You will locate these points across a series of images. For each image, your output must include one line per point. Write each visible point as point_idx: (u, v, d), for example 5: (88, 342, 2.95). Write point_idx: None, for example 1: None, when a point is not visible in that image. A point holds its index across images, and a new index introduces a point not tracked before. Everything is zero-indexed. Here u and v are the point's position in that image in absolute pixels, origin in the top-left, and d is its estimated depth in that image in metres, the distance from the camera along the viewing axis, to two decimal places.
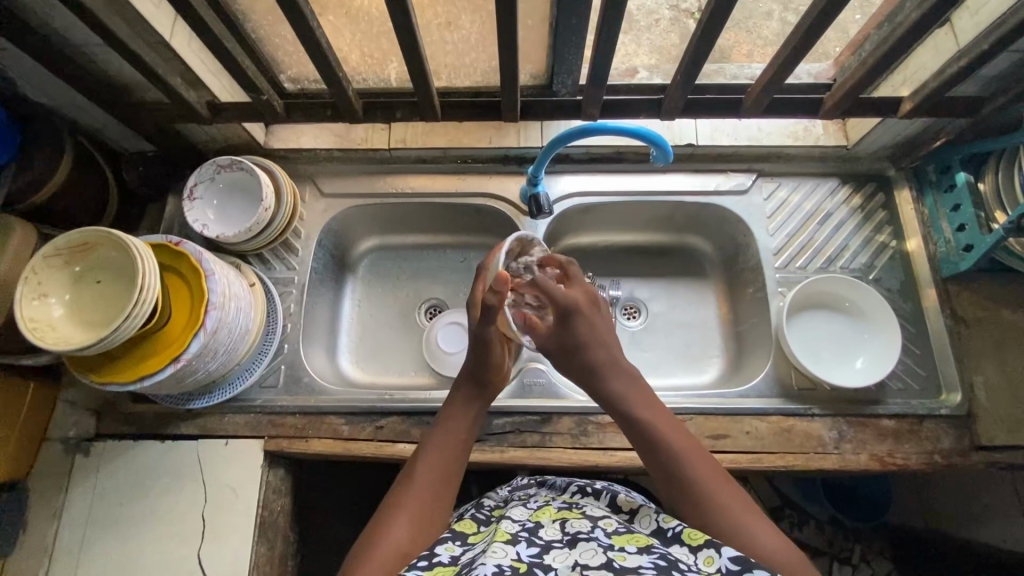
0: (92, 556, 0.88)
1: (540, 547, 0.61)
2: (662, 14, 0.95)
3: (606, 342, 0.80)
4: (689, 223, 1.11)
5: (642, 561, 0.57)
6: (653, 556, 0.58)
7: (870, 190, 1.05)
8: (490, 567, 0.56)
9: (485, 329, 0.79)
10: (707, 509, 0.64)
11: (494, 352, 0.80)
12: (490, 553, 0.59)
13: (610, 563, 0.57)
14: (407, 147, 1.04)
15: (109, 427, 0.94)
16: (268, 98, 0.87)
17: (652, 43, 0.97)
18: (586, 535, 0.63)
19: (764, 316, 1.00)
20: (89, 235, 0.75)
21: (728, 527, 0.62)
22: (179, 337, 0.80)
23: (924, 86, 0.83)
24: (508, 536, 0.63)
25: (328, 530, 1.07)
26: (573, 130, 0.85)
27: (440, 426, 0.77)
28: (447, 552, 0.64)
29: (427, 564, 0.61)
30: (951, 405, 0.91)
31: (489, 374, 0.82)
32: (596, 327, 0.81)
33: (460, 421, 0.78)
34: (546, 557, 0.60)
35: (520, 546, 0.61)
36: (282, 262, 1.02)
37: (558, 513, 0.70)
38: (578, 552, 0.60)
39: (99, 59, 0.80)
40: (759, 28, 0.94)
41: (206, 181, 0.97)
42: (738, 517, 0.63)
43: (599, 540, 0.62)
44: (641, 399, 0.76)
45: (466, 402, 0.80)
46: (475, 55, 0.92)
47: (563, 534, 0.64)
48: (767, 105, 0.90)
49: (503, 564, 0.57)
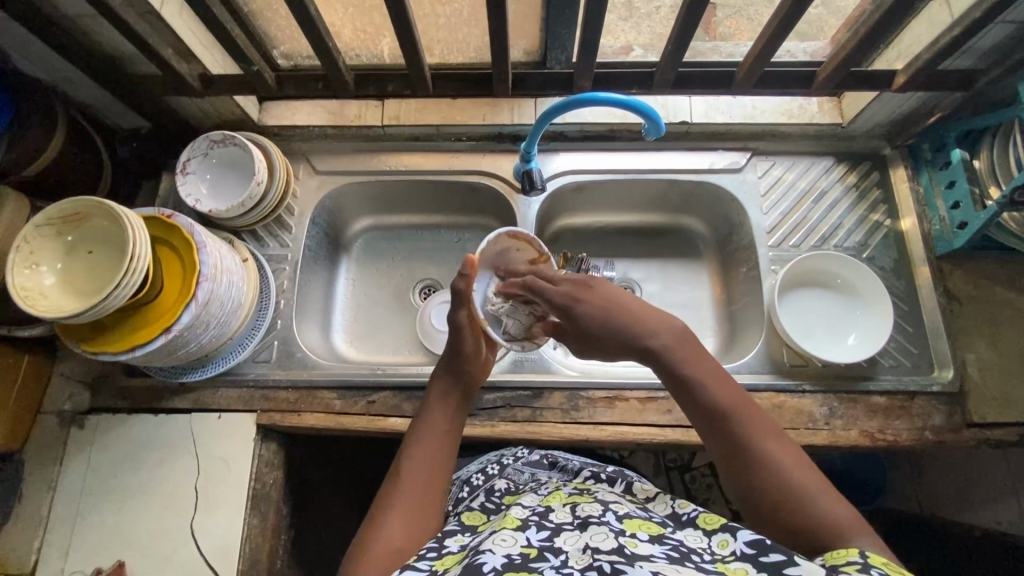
0: (86, 526, 0.89)
1: (550, 531, 0.62)
2: (662, 3, 0.98)
3: (624, 318, 0.70)
4: (683, 202, 1.11)
5: (653, 549, 0.56)
6: (664, 546, 0.57)
7: (865, 168, 1.04)
8: (499, 555, 0.56)
9: (457, 315, 0.80)
10: (772, 486, 0.60)
11: (465, 339, 0.80)
12: (498, 540, 0.60)
13: (621, 549, 0.56)
14: (401, 124, 1.04)
15: (102, 401, 0.95)
16: (259, 71, 0.87)
17: (652, 29, 0.99)
18: (597, 520, 0.62)
19: (756, 295, 1.00)
20: (82, 205, 0.75)
21: (797, 504, 0.58)
22: (171, 308, 0.80)
23: (919, 59, 0.83)
24: (517, 521, 0.63)
25: (322, 507, 1.08)
26: (565, 102, 0.84)
27: (419, 422, 0.76)
28: (456, 542, 0.64)
29: (436, 554, 0.61)
30: (943, 381, 0.91)
31: (464, 364, 0.81)
32: (599, 312, 0.70)
33: (436, 414, 0.77)
34: (557, 541, 0.60)
35: (530, 531, 0.62)
36: (276, 239, 1.03)
37: (569, 497, 0.70)
38: (588, 535, 0.59)
39: (89, 29, 0.80)
40: (759, 15, 0.97)
41: (199, 156, 0.97)
42: (807, 493, 0.59)
43: (610, 525, 0.61)
44: (694, 360, 0.67)
45: (445, 392, 0.79)
46: (468, 30, 0.92)
47: (573, 518, 0.64)
48: (759, 79, 0.90)
49: (513, 553, 0.57)
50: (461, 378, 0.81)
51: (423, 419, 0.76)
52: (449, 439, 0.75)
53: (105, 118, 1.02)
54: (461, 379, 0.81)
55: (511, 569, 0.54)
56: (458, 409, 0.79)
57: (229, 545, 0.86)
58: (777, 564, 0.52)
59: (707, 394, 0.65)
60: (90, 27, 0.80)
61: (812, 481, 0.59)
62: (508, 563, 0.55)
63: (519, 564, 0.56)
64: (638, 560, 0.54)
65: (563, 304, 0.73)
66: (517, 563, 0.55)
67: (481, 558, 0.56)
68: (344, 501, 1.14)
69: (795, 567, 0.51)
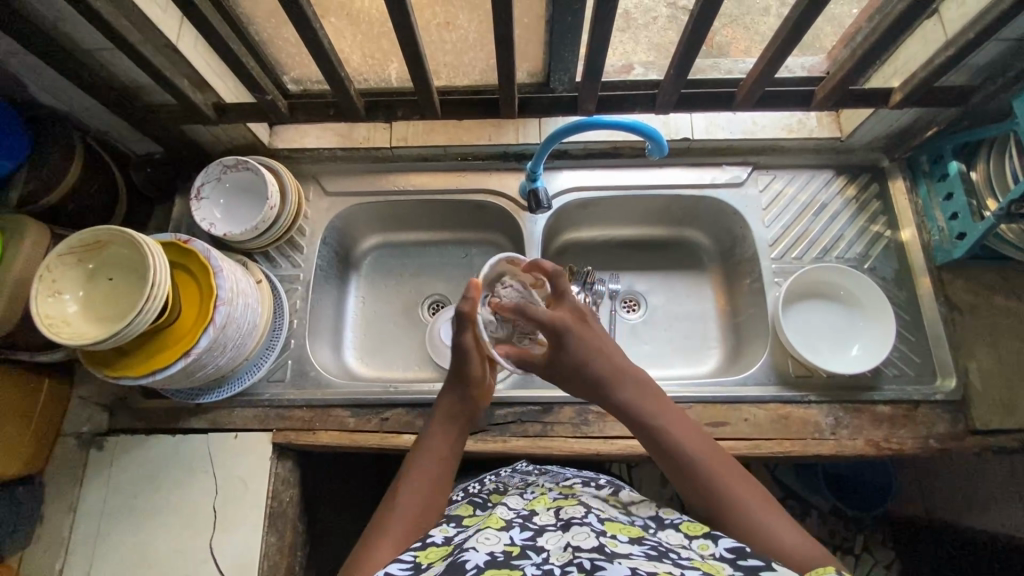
0: (108, 547, 0.90)
1: (533, 532, 0.64)
2: (659, 13, 0.97)
3: (607, 353, 0.80)
4: (686, 216, 1.13)
5: (633, 549, 0.59)
6: (643, 546, 0.60)
7: (865, 181, 1.06)
8: (482, 553, 0.58)
9: (462, 337, 0.82)
10: (739, 516, 0.65)
11: (471, 361, 0.82)
12: (482, 539, 0.61)
13: (601, 547, 0.58)
14: (409, 145, 1.07)
15: (121, 422, 0.96)
16: (272, 98, 0.90)
17: (649, 40, 0.99)
18: (579, 521, 0.64)
19: (760, 307, 1.02)
20: (102, 234, 0.77)
21: (759, 531, 0.63)
22: (189, 332, 0.82)
23: (914, 77, 0.85)
24: (501, 522, 0.66)
25: (336, 523, 1.09)
26: (569, 125, 0.87)
27: (423, 445, 0.78)
28: (441, 535, 0.67)
29: (421, 546, 0.64)
30: (946, 390, 0.92)
31: (470, 389, 0.82)
32: (590, 342, 0.80)
33: (441, 438, 0.78)
34: (539, 541, 0.62)
35: (513, 531, 0.64)
36: (288, 260, 1.05)
37: (554, 501, 0.72)
38: (571, 534, 0.61)
39: (108, 62, 0.83)
40: (756, 24, 0.96)
41: (212, 181, 0.99)
42: (765, 520, 0.64)
43: (592, 525, 0.63)
44: (654, 404, 0.76)
45: (448, 420, 0.81)
46: (474, 54, 0.94)
47: (557, 519, 0.66)
48: (759, 98, 0.92)
49: (496, 551, 0.59)
50: (465, 403, 0.82)
51: (424, 444, 0.78)
52: (446, 465, 0.76)
53: (120, 144, 1.04)
54: (465, 404, 0.82)
55: (492, 566, 0.56)
56: (457, 437, 0.80)
57: (248, 563, 0.88)
58: (755, 566, 0.56)
59: (668, 431, 0.73)
60: (108, 60, 0.82)
61: (770, 511, 0.65)
62: (491, 560, 0.57)
63: (501, 561, 0.57)
64: (618, 557, 0.56)
65: (561, 328, 0.80)
66: (500, 560, 0.57)
67: (464, 557, 0.58)
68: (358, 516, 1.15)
69: (770, 572, 0.54)
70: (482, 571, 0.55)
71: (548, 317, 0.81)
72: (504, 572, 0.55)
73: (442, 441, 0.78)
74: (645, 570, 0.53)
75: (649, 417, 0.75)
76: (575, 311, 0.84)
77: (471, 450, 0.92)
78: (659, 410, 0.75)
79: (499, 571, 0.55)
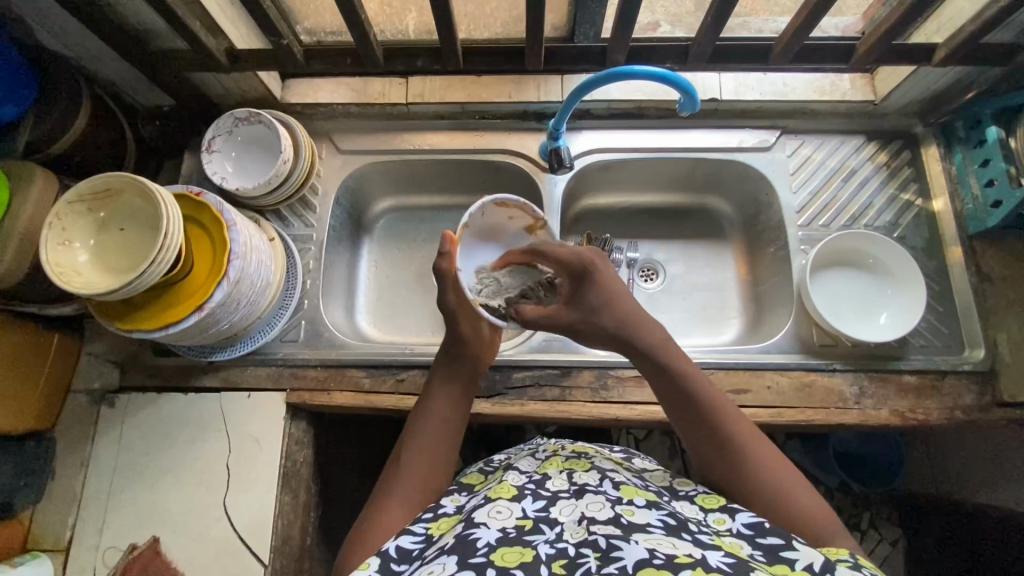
0: (120, 504, 0.89)
1: (546, 500, 0.60)
2: None
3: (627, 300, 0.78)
4: (709, 182, 1.09)
5: (650, 518, 0.56)
6: (661, 513, 0.57)
7: (897, 147, 1.02)
8: (494, 530, 0.55)
9: (445, 297, 0.81)
10: (753, 473, 0.65)
11: (460, 323, 0.81)
12: (493, 512, 0.58)
13: (618, 519, 0.55)
14: (425, 101, 1.02)
15: (131, 379, 0.95)
16: (289, 44, 0.86)
17: (667, 10, 0.96)
18: (594, 488, 0.61)
19: (785, 275, 0.99)
20: (112, 181, 0.74)
21: (782, 502, 0.63)
22: (202, 287, 0.79)
23: (961, 32, 0.82)
24: (514, 490, 0.61)
25: (348, 488, 1.09)
26: (597, 75, 0.82)
27: (421, 411, 0.76)
28: (452, 503, 0.65)
29: (432, 516, 0.63)
30: (974, 361, 0.91)
31: (459, 348, 0.80)
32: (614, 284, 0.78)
33: (439, 401, 0.76)
34: (553, 512, 0.58)
35: (526, 501, 0.60)
36: (300, 219, 1.02)
37: (566, 462, 0.67)
38: (584, 504, 0.58)
39: (121, 4, 0.79)
40: None
41: (224, 134, 0.96)
42: (781, 485, 0.64)
43: (607, 493, 0.60)
44: (678, 358, 0.74)
45: (447, 382, 0.78)
46: (496, 3, 0.91)
47: (570, 485, 0.62)
48: (796, 52, 0.88)
49: (507, 527, 0.56)
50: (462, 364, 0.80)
51: (423, 411, 0.75)
52: (452, 427, 0.75)
53: (127, 96, 1.01)
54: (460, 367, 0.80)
55: (505, 544, 0.53)
56: (460, 399, 0.78)
57: (262, 524, 0.87)
58: (775, 547, 0.55)
59: (687, 379, 0.72)
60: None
61: (783, 471, 0.65)
62: (503, 537, 0.54)
63: (513, 538, 0.54)
64: (634, 533, 0.53)
65: (579, 270, 0.78)
66: (512, 538, 0.54)
67: (474, 533, 0.55)
68: (369, 481, 1.15)
69: (792, 551, 0.54)
70: (494, 551, 0.52)
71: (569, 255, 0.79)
72: (516, 551, 0.53)
73: (443, 404, 0.76)
74: (664, 550, 0.50)
75: (675, 368, 0.73)
76: (589, 250, 0.81)
77: (490, 412, 0.90)
78: (676, 356, 0.74)
79: (511, 551, 0.52)
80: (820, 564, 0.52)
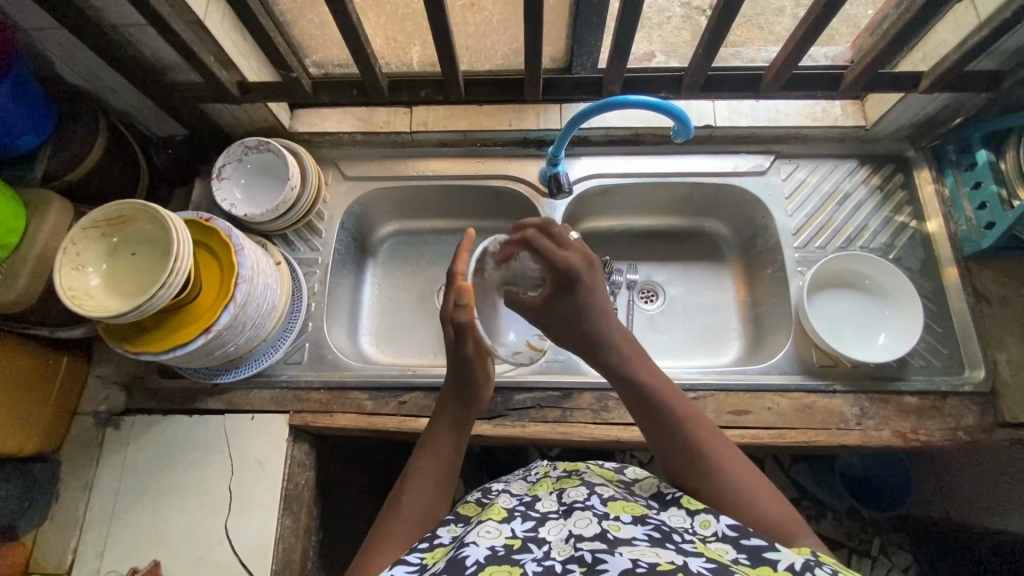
0: (122, 526, 0.90)
1: (535, 521, 0.60)
2: (673, 12, 1.00)
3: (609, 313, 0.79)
4: (707, 206, 1.12)
5: (636, 533, 0.56)
6: (647, 528, 0.57)
7: (889, 170, 1.05)
8: (483, 548, 0.55)
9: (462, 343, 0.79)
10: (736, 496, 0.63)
11: (474, 363, 0.79)
12: (483, 532, 0.58)
13: (604, 535, 0.55)
14: (429, 130, 1.06)
15: (137, 401, 0.96)
16: (298, 76, 0.90)
17: (663, 39, 1.01)
18: (582, 505, 0.61)
19: (783, 296, 1.00)
20: (125, 209, 0.77)
21: (752, 510, 0.62)
22: (210, 310, 0.81)
23: (945, 60, 0.85)
24: (504, 512, 0.62)
25: (347, 511, 1.08)
26: (596, 105, 0.85)
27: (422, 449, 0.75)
28: (449, 533, 0.64)
29: (428, 546, 0.62)
30: (974, 381, 0.91)
31: (469, 386, 0.79)
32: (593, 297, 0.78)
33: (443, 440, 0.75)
34: (541, 531, 0.58)
35: (516, 522, 0.60)
36: (306, 243, 1.04)
37: (556, 483, 0.68)
38: (572, 522, 0.58)
39: (139, 40, 0.83)
40: (769, 24, 0.99)
41: (234, 162, 0.99)
42: (754, 500, 0.63)
43: (595, 508, 0.60)
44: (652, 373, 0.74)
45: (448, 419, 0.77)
46: (497, 36, 0.94)
47: (559, 505, 0.62)
48: (787, 81, 0.91)
49: (496, 545, 0.56)
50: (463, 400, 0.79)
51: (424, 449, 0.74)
52: (451, 466, 0.74)
53: (142, 126, 1.05)
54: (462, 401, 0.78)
55: (494, 562, 0.53)
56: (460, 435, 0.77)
57: (263, 547, 0.87)
58: (758, 548, 0.55)
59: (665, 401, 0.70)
60: (136, 35, 0.82)
61: (767, 489, 0.64)
62: (491, 556, 0.54)
63: (502, 556, 0.55)
64: (619, 546, 0.53)
65: (572, 276, 0.79)
66: (501, 556, 0.54)
67: (463, 552, 0.55)
68: (370, 505, 1.14)
69: (774, 552, 0.54)
70: (483, 569, 0.52)
71: (565, 259, 0.79)
72: (505, 569, 0.52)
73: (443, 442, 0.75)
74: (648, 560, 0.50)
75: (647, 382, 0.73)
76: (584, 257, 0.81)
77: (489, 434, 0.91)
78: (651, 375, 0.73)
79: (499, 569, 0.52)
80: (800, 563, 0.52)
